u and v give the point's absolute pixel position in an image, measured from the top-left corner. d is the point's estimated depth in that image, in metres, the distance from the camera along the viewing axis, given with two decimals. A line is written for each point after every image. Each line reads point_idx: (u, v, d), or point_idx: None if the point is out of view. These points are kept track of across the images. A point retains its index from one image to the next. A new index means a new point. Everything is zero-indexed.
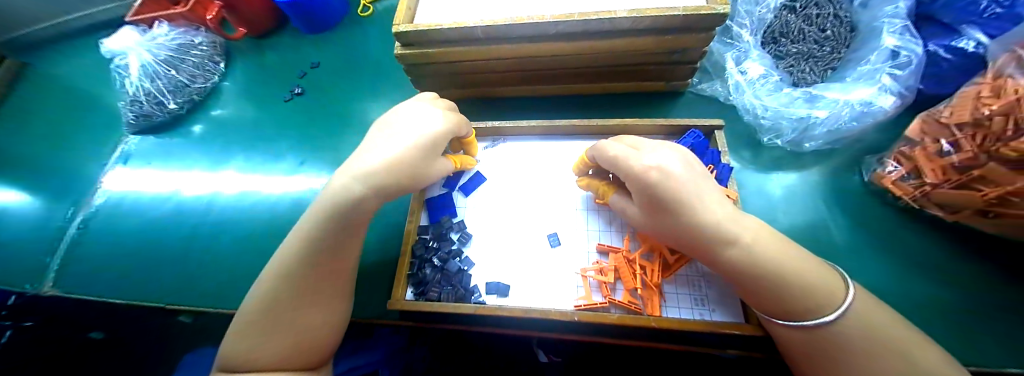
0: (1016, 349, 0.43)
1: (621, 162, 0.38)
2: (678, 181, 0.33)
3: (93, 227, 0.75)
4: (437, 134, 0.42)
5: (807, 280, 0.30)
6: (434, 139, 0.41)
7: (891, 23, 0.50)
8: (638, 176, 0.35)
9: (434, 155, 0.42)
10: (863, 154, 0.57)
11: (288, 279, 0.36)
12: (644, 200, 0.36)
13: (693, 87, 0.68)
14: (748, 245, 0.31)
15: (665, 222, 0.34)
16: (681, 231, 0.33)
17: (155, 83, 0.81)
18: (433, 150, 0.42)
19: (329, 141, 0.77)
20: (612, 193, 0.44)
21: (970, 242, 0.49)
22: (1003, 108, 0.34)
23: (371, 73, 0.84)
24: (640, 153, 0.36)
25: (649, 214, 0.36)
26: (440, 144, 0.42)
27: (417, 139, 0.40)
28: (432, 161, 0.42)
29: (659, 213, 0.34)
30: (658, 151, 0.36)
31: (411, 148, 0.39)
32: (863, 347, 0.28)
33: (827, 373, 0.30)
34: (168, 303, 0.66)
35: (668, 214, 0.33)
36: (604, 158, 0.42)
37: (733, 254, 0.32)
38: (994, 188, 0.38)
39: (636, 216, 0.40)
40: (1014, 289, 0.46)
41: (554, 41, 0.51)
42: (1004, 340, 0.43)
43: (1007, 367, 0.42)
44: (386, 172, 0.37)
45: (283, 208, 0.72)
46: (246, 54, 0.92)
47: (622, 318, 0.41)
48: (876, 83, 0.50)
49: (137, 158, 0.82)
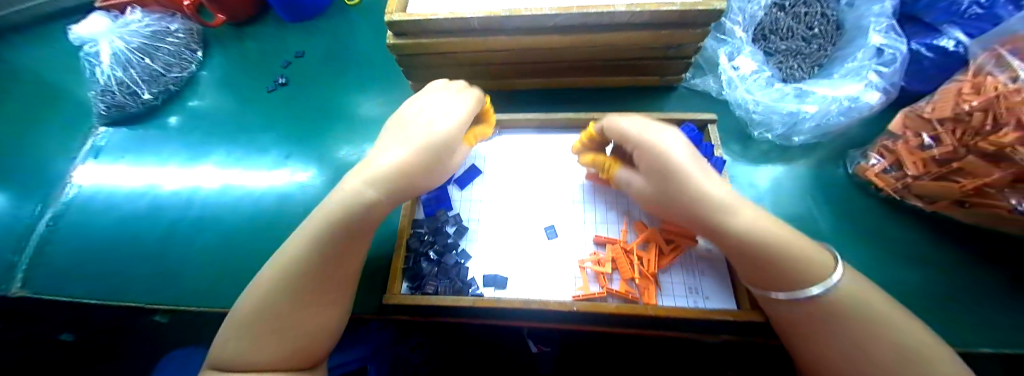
0: (992, 330, 0.45)
1: (631, 132, 0.42)
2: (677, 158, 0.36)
3: (65, 223, 0.71)
4: (450, 129, 0.42)
5: (806, 255, 0.31)
6: (448, 135, 0.42)
7: (878, 21, 0.52)
8: (648, 141, 0.39)
9: (450, 150, 0.43)
10: (846, 148, 0.59)
11: (289, 274, 0.35)
12: (649, 164, 0.39)
13: (687, 81, 0.69)
14: (749, 220, 0.32)
15: (664, 183, 0.37)
16: (676, 189, 0.36)
17: (127, 72, 0.76)
18: (448, 145, 0.42)
19: (318, 133, 0.75)
20: (617, 168, 0.46)
21: (946, 230, 0.52)
22: (981, 104, 0.38)
23: (360, 64, 0.81)
24: (649, 130, 0.40)
25: (651, 178, 0.39)
26: (455, 139, 0.43)
27: (429, 138, 0.41)
28: (448, 156, 0.43)
29: (662, 185, 0.38)
30: (665, 133, 0.40)
31: (417, 153, 0.39)
32: (857, 324, 0.28)
33: (818, 345, 0.31)
34: (148, 303, 0.63)
35: (669, 173, 0.37)
36: (612, 132, 0.45)
37: (734, 228, 0.33)
38: (971, 180, 0.41)
39: (637, 185, 0.42)
40: (985, 273, 0.49)
41: (553, 33, 0.51)
42: (982, 323, 0.46)
43: (984, 347, 0.44)
44: (397, 177, 0.38)
45: (270, 202, 0.69)
46: (225, 43, 0.88)
47: (620, 308, 0.42)
48: (864, 80, 0.52)
49: (110, 152, 0.78)
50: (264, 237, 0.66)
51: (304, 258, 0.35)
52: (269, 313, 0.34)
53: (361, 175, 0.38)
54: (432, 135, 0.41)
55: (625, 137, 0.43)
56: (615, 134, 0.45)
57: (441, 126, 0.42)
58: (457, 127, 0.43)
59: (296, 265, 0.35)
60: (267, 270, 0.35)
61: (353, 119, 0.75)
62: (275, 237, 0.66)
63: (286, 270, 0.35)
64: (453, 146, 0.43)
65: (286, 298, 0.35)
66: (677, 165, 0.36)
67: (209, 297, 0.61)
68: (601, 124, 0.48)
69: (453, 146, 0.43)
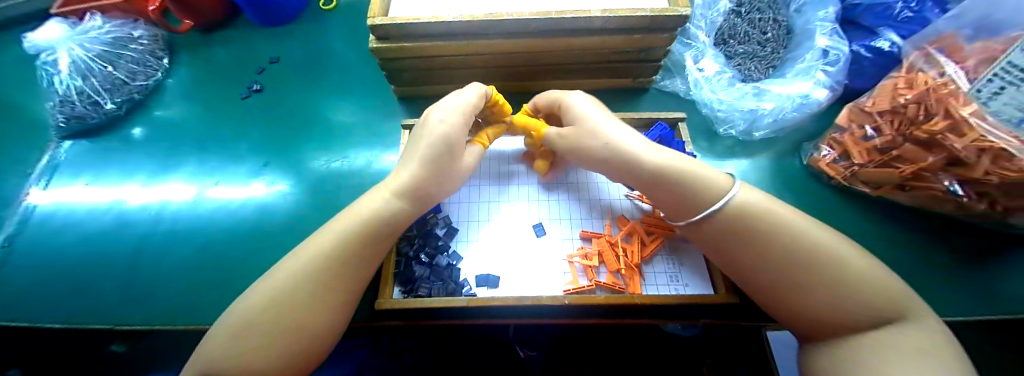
0: (935, 299, 0.50)
1: (558, 97, 0.53)
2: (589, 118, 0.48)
3: (21, 243, 0.66)
4: (449, 131, 0.46)
5: (719, 185, 0.39)
6: (449, 137, 0.46)
7: (822, 25, 0.59)
8: (571, 101, 0.51)
9: (454, 151, 0.47)
10: (802, 141, 0.65)
11: (298, 277, 0.36)
12: (573, 117, 0.50)
13: (657, 83, 0.72)
14: (654, 161, 0.42)
15: (584, 127, 0.48)
16: (593, 130, 0.47)
17: (88, 82, 0.73)
18: (450, 147, 0.46)
19: (293, 142, 0.73)
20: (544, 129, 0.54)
21: (893, 213, 0.58)
22: (915, 98, 0.46)
23: (335, 69, 0.80)
24: (573, 97, 0.52)
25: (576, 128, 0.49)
26: (457, 140, 0.47)
27: (432, 143, 0.45)
28: (453, 158, 0.47)
29: (582, 139, 0.48)
30: (586, 100, 0.51)
31: (423, 166, 0.45)
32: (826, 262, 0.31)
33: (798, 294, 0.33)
34: (119, 324, 0.59)
35: (588, 121, 0.48)
36: (543, 102, 0.56)
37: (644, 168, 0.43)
38: (910, 165, 0.48)
39: (561, 134, 0.51)
40: (928, 250, 0.54)
41: (533, 38, 0.53)
42: (927, 294, 0.51)
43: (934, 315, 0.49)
44: (413, 191, 0.44)
45: (248, 213, 0.67)
46: (192, 49, 0.84)
47: (607, 298, 0.45)
48: (812, 78, 0.57)
49: (67, 167, 0.73)
50: (243, 249, 0.63)
51: (315, 262, 0.37)
52: (264, 319, 0.33)
53: (388, 188, 0.44)
54: (434, 139, 0.45)
55: (554, 102, 0.54)
56: (545, 104, 0.56)
57: (441, 129, 0.46)
58: (458, 129, 0.47)
59: (298, 272, 0.36)
60: (270, 282, 0.36)
61: (334, 125, 0.74)
62: (254, 249, 0.63)
63: (295, 277, 0.36)
64: (456, 147, 0.47)
65: (286, 303, 0.34)
66: (593, 117, 0.49)
67: (188, 316, 0.58)
68: (534, 102, 0.59)
69: (455, 147, 0.47)
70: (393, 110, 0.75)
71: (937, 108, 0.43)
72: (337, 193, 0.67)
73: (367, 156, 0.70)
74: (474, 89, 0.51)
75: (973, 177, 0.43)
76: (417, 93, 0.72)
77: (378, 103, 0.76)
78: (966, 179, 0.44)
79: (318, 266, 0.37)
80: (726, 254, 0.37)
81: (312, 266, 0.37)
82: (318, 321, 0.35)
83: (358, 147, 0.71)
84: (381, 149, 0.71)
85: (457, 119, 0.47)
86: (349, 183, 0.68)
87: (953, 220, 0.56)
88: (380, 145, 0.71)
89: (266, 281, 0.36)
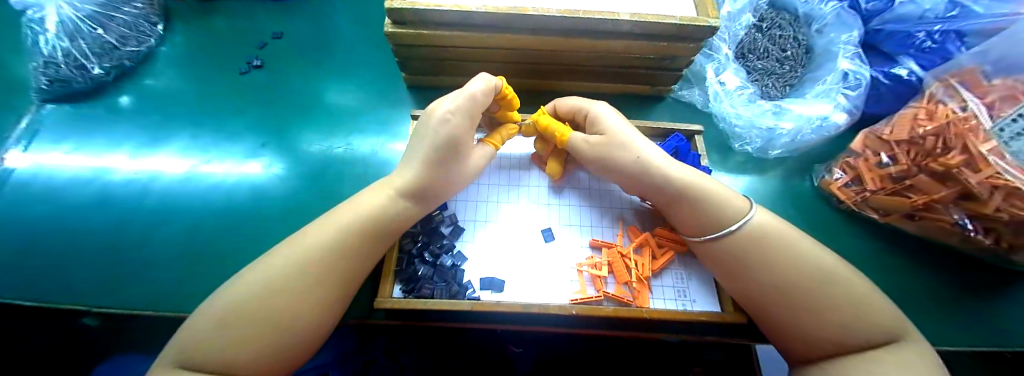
0: (929, 325, 0.52)
1: (582, 106, 0.52)
2: (622, 129, 0.48)
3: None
4: (454, 132, 0.43)
5: (735, 205, 0.42)
6: (453, 138, 0.43)
7: (845, 48, 0.59)
8: (599, 111, 0.51)
9: (459, 152, 0.44)
10: (813, 163, 0.65)
11: (308, 265, 0.36)
12: (602, 127, 0.50)
13: (674, 93, 0.72)
14: (684, 179, 0.44)
15: (615, 139, 0.48)
16: (624, 143, 0.47)
17: (75, 44, 0.64)
18: (454, 149, 0.44)
19: (293, 124, 0.69)
20: (569, 135, 0.51)
21: (891, 238, 0.59)
22: (935, 130, 0.46)
23: (343, 50, 0.76)
24: (600, 108, 0.51)
25: (606, 139, 0.48)
26: (462, 142, 0.44)
27: (436, 145, 0.43)
28: (457, 159, 0.45)
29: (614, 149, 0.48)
30: (610, 111, 0.51)
31: (425, 168, 0.44)
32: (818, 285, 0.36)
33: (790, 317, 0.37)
34: (95, 306, 0.55)
35: (619, 133, 0.48)
36: (565, 107, 0.54)
37: (679, 183, 0.44)
38: (921, 196, 0.49)
39: (590, 142, 0.50)
40: (921, 278, 0.56)
41: (556, 36, 0.51)
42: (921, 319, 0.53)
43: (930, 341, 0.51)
44: (414, 191, 0.44)
45: (242, 196, 0.63)
46: (187, 17, 0.79)
47: (616, 311, 0.44)
48: (832, 101, 0.58)
49: (50, 132, 0.67)
50: (236, 233, 0.60)
51: (322, 253, 0.37)
52: (262, 311, 0.32)
53: (390, 186, 0.44)
54: (437, 140, 0.43)
55: (579, 109, 0.53)
56: (566, 110, 0.55)
57: (444, 130, 0.43)
58: (463, 131, 0.44)
59: (300, 265, 0.36)
60: (269, 271, 0.35)
61: (338, 108, 0.71)
62: (248, 234, 0.60)
63: (297, 267, 0.36)
64: (461, 149, 0.44)
65: (288, 294, 0.34)
66: (622, 129, 0.49)
67: (171, 302, 0.55)
68: (553, 105, 0.57)
69: (461, 149, 0.44)
70: (402, 99, 0.72)
71: (954, 143, 0.43)
72: (339, 181, 0.64)
73: (372, 143, 0.68)
74: (481, 80, 0.46)
75: (983, 213, 0.44)
76: (427, 82, 0.70)
77: (385, 90, 0.72)
78: (978, 215, 0.46)
79: (322, 256, 0.37)
80: (735, 271, 0.41)
81: (318, 258, 0.37)
82: (317, 312, 0.35)
83: (364, 134, 0.68)
84: (387, 138, 0.68)
85: (461, 120, 0.43)
86: (351, 171, 0.65)
87: (950, 250, 0.57)
88: (386, 133, 0.68)
89: (260, 270, 0.35)
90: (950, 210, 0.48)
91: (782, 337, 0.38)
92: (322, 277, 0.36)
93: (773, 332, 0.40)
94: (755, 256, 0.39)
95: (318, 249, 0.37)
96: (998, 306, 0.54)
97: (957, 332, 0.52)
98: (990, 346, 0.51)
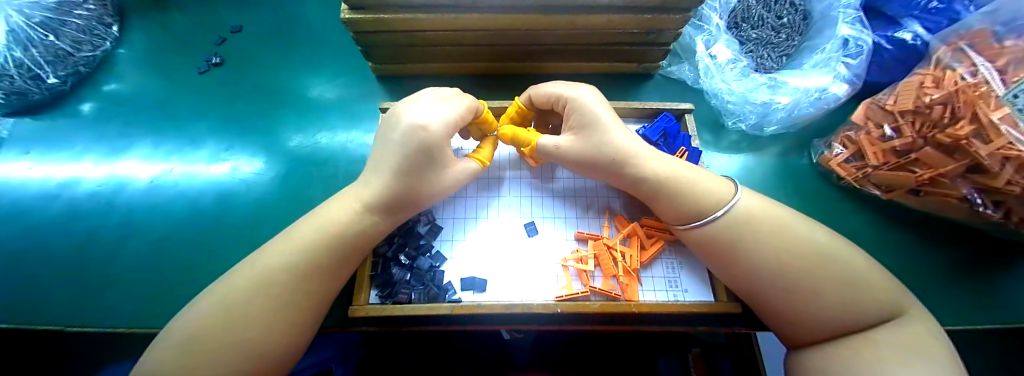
0: (944, 309, 0.50)
1: (561, 93, 0.46)
2: (602, 122, 0.43)
3: None
4: (429, 140, 0.39)
5: (721, 194, 0.40)
6: (427, 144, 0.39)
7: (845, 13, 0.54)
8: (580, 99, 0.45)
9: (433, 161, 0.41)
10: (812, 138, 0.62)
11: (274, 282, 0.34)
12: (580, 122, 0.45)
13: (664, 69, 0.68)
14: (664, 175, 0.42)
15: (596, 137, 0.44)
16: (604, 139, 0.43)
17: (28, 53, 0.58)
18: (429, 157, 0.40)
19: (264, 121, 0.66)
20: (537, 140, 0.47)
21: (900, 216, 0.56)
22: (943, 98, 0.44)
23: (312, 41, 0.72)
24: (581, 95, 0.45)
25: (585, 136, 0.44)
26: (438, 149, 0.40)
27: (408, 152, 0.39)
28: (429, 171, 0.41)
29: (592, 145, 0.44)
30: (589, 97, 0.45)
31: (385, 166, 0.40)
32: (820, 283, 0.33)
33: (783, 313, 0.35)
34: (71, 326, 0.53)
35: (601, 128, 0.43)
36: (541, 96, 0.48)
37: (659, 179, 0.42)
38: (928, 170, 0.47)
39: (562, 145, 0.45)
40: (933, 255, 0.54)
41: (529, 14, 0.46)
42: (938, 305, 0.51)
43: (947, 325, 0.49)
44: (379, 194, 0.40)
45: (209, 201, 0.61)
46: (146, 15, 0.74)
47: (604, 307, 0.41)
48: (832, 71, 0.54)
49: (16, 145, 0.64)
50: (210, 242, 0.58)
51: (293, 261, 0.36)
52: (231, 328, 0.31)
53: (357, 196, 0.41)
54: (409, 147, 0.39)
55: (556, 99, 0.46)
56: (543, 99, 0.48)
57: (418, 136, 0.39)
58: (439, 141, 0.40)
59: (275, 274, 0.34)
60: (239, 286, 0.33)
61: (310, 101, 0.67)
62: (220, 242, 0.58)
63: (267, 279, 0.34)
64: (437, 157, 0.41)
65: (254, 314, 0.32)
66: (606, 120, 0.44)
67: (144, 314, 0.53)
68: (528, 94, 0.50)
69: (437, 157, 0.41)
70: (375, 91, 0.68)
71: (965, 111, 0.42)
72: (306, 181, 0.61)
73: (344, 137, 0.64)
74: (464, 97, 0.44)
75: (995, 186, 0.42)
76: (401, 71, 0.66)
77: (357, 79, 0.68)
78: (988, 189, 0.44)
79: (294, 264, 0.36)
80: (727, 268, 0.39)
81: (293, 266, 0.35)
82: (287, 321, 0.34)
83: (334, 130, 0.65)
84: (362, 131, 0.65)
85: (440, 129, 0.40)
86: (322, 171, 0.62)
87: (952, 223, 0.55)
88: (359, 127, 0.65)
89: (225, 290, 0.33)
90: (959, 185, 0.46)
91: (778, 326, 0.37)
92: (299, 285, 0.35)
93: (773, 324, 0.38)
94: (753, 242, 0.37)
95: (284, 262, 0.35)
96: (1002, 279, 0.52)
97: (959, 307, 0.51)
98: (1002, 324, 0.50)
